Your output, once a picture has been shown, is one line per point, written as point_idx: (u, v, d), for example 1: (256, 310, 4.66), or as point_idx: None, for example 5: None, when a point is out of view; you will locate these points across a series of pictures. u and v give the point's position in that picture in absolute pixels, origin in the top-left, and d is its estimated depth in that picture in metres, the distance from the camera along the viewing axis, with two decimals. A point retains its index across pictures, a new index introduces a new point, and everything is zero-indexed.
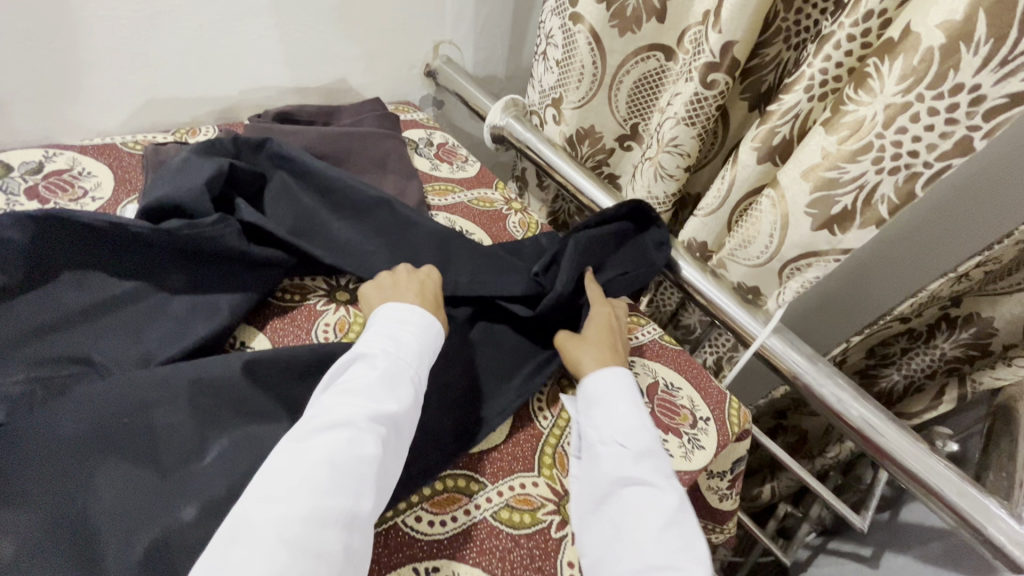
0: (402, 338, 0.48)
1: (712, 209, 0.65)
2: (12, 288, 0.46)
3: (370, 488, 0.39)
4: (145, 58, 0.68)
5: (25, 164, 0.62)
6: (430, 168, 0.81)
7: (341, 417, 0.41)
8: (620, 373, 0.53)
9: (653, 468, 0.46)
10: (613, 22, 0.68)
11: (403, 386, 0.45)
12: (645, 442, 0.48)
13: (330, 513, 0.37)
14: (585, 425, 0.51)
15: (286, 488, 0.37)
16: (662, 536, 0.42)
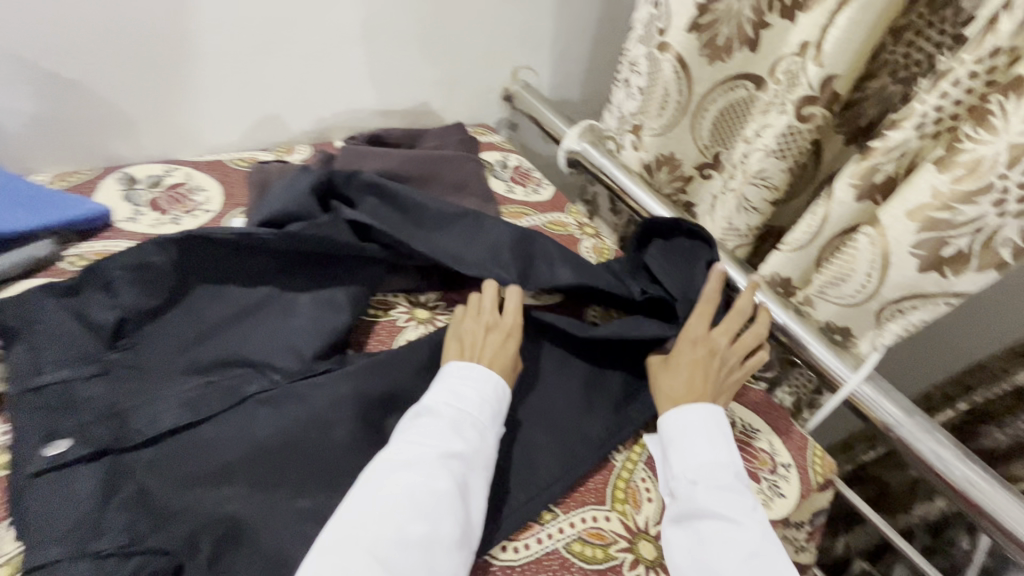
0: (464, 388, 0.48)
1: (800, 245, 0.62)
2: (160, 303, 0.51)
3: (449, 520, 0.41)
4: (256, 83, 0.74)
5: (149, 178, 0.68)
6: (506, 190, 0.83)
7: (419, 455, 0.43)
8: (702, 407, 0.52)
9: (733, 502, 0.46)
10: (701, 51, 0.67)
11: (472, 425, 0.46)
12: (727, 478, 0.47)
13: (410, 544, 0.39)
14: (666, 457, 0.51)
15: (371, 516, 0.40)
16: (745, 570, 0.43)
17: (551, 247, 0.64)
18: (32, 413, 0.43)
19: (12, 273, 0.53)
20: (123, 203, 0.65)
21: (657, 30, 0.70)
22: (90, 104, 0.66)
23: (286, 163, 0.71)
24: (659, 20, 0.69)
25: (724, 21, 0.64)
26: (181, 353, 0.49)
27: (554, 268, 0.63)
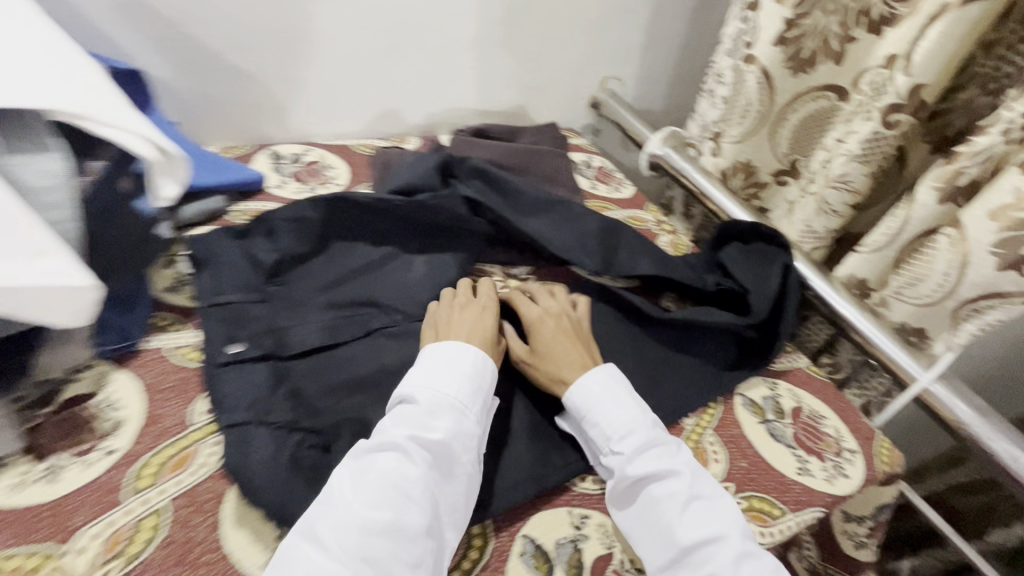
0: (443, 372, 0.48)
1: (879, 246, 0.65)
2: (309, 249, 0.61)
3: (419, 504, 0.41)
4: (382, 81, 0.85)
5: (291, 155, 0.80)
6: (589, 186, 0.90)
7: (389, 440, 0.43)
8: (602, 369, 0.53)
9: (658, 456, 0.48)
10: (789, 63, 0.72)
11: (450, 411, 0.46)
12: (647, 435, 0.48)
13: (379, 525, 0.39)
14: (586, 433, 0.51)
15: (340, 503, 0.40)
16: (690, 516, 0.45)
17: (635, 235, 0.70)
18: (216, 323, 0.53)
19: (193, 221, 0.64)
20: (271, 173, 0.76)
21: (745, 43, 0.75)
22: (250, 93, 0.79)
23: (403, 150, 0.82)
24: (747, 34, 0.74)
25: (810, 35, 0.69)
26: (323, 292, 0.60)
27: (637, 249, 0.69)
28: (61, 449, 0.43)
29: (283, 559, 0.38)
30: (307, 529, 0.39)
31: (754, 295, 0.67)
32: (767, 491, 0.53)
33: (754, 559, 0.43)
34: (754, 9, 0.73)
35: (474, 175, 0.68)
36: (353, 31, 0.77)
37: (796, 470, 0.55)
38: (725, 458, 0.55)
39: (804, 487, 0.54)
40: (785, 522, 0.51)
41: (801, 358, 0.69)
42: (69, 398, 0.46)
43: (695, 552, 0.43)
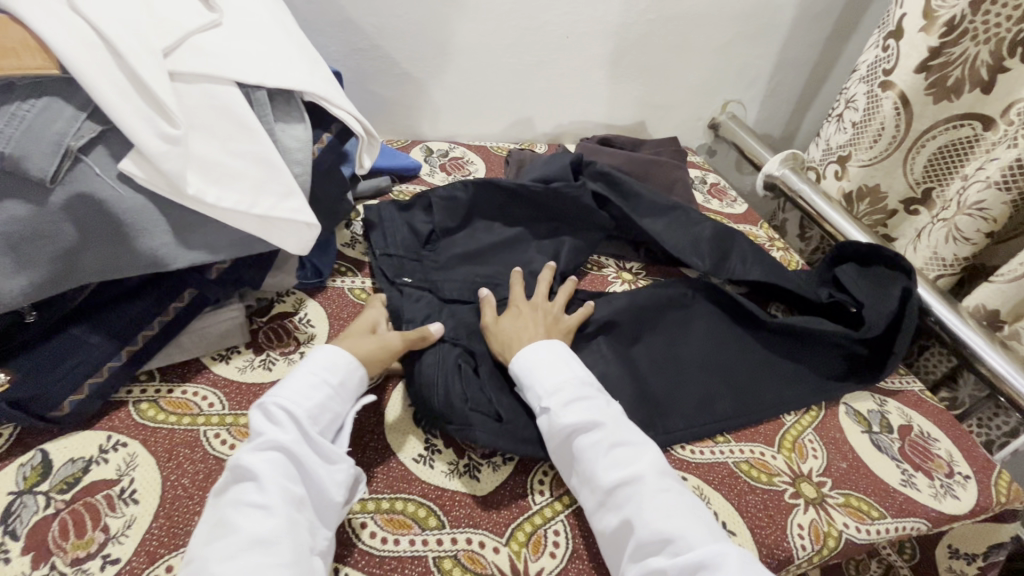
0: (277, 380, 0.47)
1: (1015, 275, 0.64)
2: (454, 226, 0.70)
3: (277, 508, 0.38)
4: (522, 93, 0.97)
5: (440, 150, 0.93)
6: (703, 201, 0.95)
7: (231, 471, 0.41)
8: (540, 338, 0.54)
9: (583, 409, 0.48)
10: (928, 90, 0.72)
11: (290, 418, 0.44)
12: (574, 390, 0.49)
13: (233, 545, 0.36)
14: (525, 395, 0.52)
15: (196, 550, 0.37)
16: (614, 461, 0.45)
17: (749, 244, 0.74)
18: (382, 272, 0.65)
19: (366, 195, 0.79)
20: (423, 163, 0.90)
21: (883, 70, 0.76)
22: (415, 97, 0.94)
23: (535, 153, 0.92)
24: (885, 62, 0.76)
25: (957, 64, 0.69)
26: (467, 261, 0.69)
27: (749, 257, 0.73)
28: (272, 348, 0.56)
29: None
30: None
31: (871, 311, 0.67)
32: (867, 493, 0.54)
33: (672, 495, 0.43)
34: (895, 37, 0.74)
35: (602, 178, 0.76)
36: (507, 49, 0.90)
37: (900, 481, 0.56)
38: (824, 456, 0.57)
39: (907, 497, 0.54)
40: (883, 524, 0.52)
41: (915, 382, 0.68)
42: (278, 313, 0.60)
43: (617, 493, 0.44)
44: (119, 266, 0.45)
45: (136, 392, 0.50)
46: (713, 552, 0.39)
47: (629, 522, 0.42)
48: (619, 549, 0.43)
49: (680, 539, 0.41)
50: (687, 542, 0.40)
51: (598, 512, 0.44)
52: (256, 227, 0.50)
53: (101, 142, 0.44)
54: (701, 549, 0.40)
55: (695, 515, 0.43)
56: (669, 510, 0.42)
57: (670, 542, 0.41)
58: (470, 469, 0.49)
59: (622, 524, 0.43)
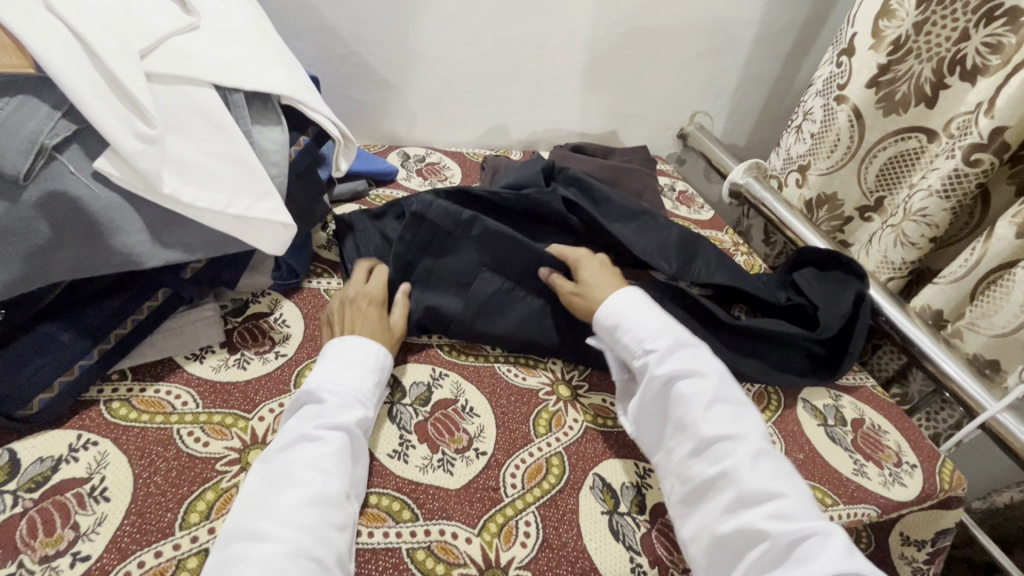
0: (341, 358, 0.50)
1: (955, 277, 0.69)
2: None
3: (339, 473, 0.43)
4: (497, 101, 0.99)
5: (417, 156, 0.95)
6: (672, 207, 0.99)
7: (295, 434, 0.44)
8: (633, 291, 0.58)
9: (685, 359, 0.52)
10: (878, 104, 0.78)
11: (352, 399, 0.48)
12: (677, 341, 0.54)
13: (304, 499, 0.40)
14: (618, 343, 0.56)
15: (264, 499, 0.40)
16: (715, 415, 0.49)
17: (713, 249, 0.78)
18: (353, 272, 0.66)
19: (342, 198, 0.80)
20: (400, 168, 0.91)
21: (837, 85, 0.81)
22: (391, 102, 0.95)
23: (509, 159, 0.94)
24: (839, 77, 0.81)
25: (904, 80, 0.74)
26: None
27: (715, 261, 0.76)
28: (247, 347, 0.56)
29: (223, 562, 0.37)
30: (242, 530, 0.39)
31: (827, 314, 0.70)
32: (822, 481, 0.57)
33: (770, 458, 0.46)
34: (847, 54, 0.80)
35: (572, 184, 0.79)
36: (483, 58, 0.92)
37: (852, 470, 0.59)
38: (782, 448, 0.60)
39: (858, 485, 0.58)
40: (837, 510, 0.55)
41: (868, 378, 0.72)
42: (253, 313, 0.60)
43: (718, 444, 0.47)
44: (93, 265, 0.45)
45: (108, 391, 0.49)
46: (814, 523, 0.42)
47: (727, 471, 0.45)
48: (708, 495, 0.46)
49: (780, 498, 0.44)
50: (784, 499, 0.44)
51: (689, 459, 0.48)
52: (231, 226, 0.51)
53: (76, 142, 0.44)
54: (802, 515, 0.43)
55: (791, 481, 0.46)
56: (769, 472, 0.46)
57: (773, 503, 0.43)
58: (443, 464, 0.50)
59: (720, 474, 0.46)
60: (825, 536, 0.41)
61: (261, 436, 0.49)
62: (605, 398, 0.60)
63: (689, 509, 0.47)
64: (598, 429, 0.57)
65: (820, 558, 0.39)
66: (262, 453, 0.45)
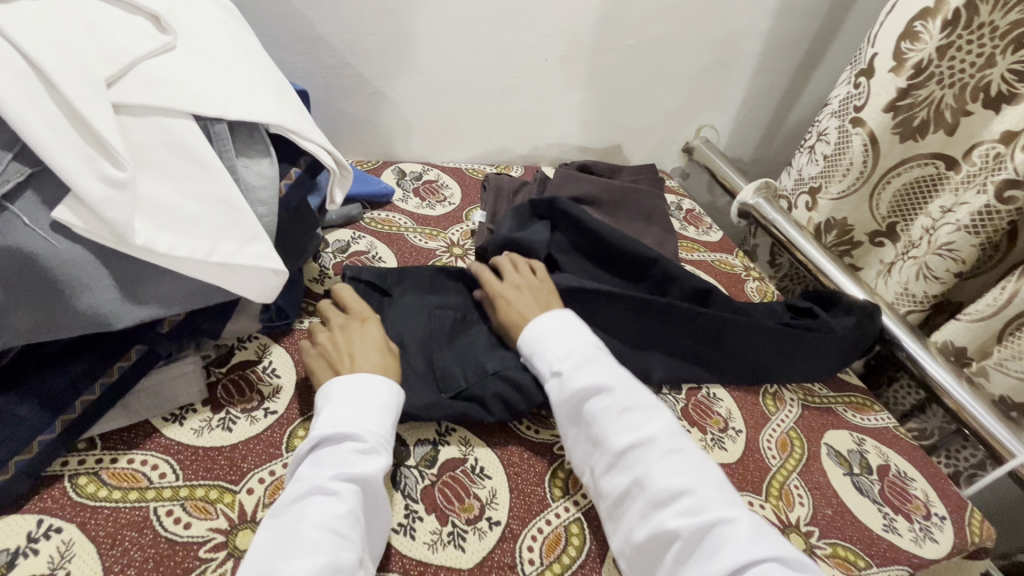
0: (357, 403, 0.46)
1: (983, 315, 0.66)
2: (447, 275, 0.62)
3: (352, 539, 0.39)
4: (499, 115, 0.94)
5: (413, 173, 0.89)
6: (679, 227, 0.95)
7: (309, 488, 0.41)
8: (560, 314, 0.57)
9: (593, 373, 0.52)
10: (894, 130, 0.74)
11: (369, 450, 0.44)
12: (584, 355, 0.53)
13: (315, 571, 0.36)
14: (532, 366, 0.55)
15: (270, 566, 0.37)
16: (623, 423, 0.48)
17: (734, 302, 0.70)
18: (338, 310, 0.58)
19: (334, 223, 0.74)
20: (396, 187, 0.86)
21: (854, 107, 0.77)
22: (386, 116, 0.89)
23: (512, 178, 0.90)
24: (857, 98, 0.77)
25: (923, 105, 0.71)
26: (425, 295, 0.64)
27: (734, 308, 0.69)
28: (232, 404, 0.51)
29: None
30: None
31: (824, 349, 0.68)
32: (853, 541, 0.54)
33: (681, 455, 0.46)
34: (865, 75, 0.75)
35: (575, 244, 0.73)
36: (484, 70, 0.86)
37: (882, 526, 0.56)
38: (810, 503, 0.56)
39: (890, 544, 0.55)
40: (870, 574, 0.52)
41: (889, 418, 0.69)
42: (239, 361, 0.54)
43: (630, 452, 0.47)
44: (54, 326, 0.39)
45: (74, 464, 0.44)
46: (721, 509, 0.43)
47: (637, 480, 0.46)
48: (626, 505, 0.46)
49: (690, 492, 0.44)
50: (694, 494, 0.44)
51: (606, 473, 0.48)
52: (216, 274, 0.45)
53: (31, 187, 0.38)
54: (711, 504, 0.44)
55: (702, 471, 0.46)
56: (679, 468, 0.46)
57: (682, 498, 0.44)
58: (454, 538, 0.46)
59: (631, 483, 0.46)
60: (732, 524, 0.42)
61: (250, 513, 0.44)
62: None
63: (611, 521, 0.47)
64: None
65: (727, 547, 0.40)
66: (269, 508, 0.41)
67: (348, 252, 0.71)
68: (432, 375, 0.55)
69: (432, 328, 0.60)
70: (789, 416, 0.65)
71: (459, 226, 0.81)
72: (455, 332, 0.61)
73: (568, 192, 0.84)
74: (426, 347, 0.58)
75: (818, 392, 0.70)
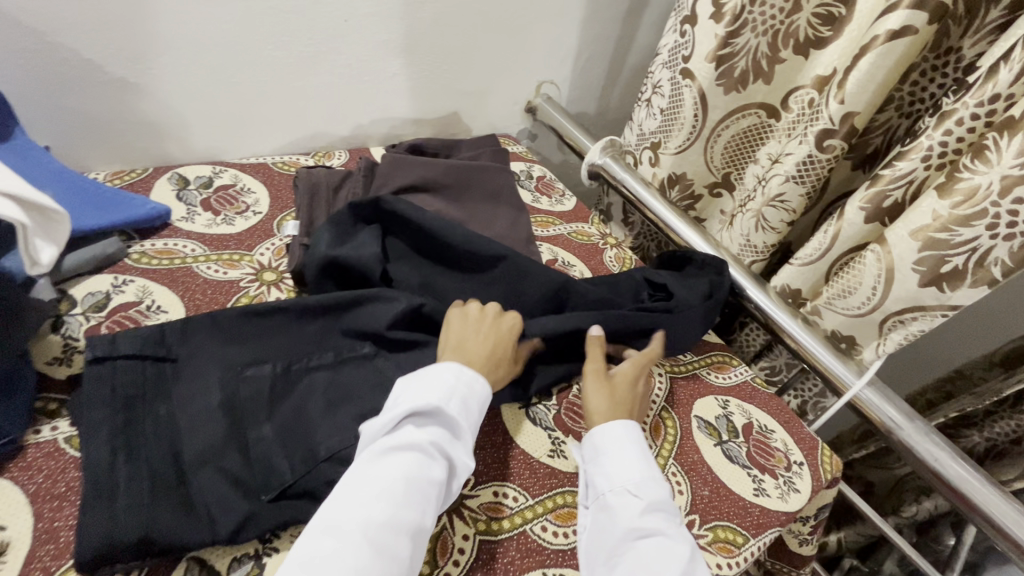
0: (469, 392, 0.47)
1: (811, 260, 0.68)
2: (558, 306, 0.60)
3: (432, 504, 0.41)
4: (302, 93, 0.77)
5: (199, 179, 0.71)
6: (532, 200, 0.88)
7: (411, 440, 0.43)
8: (634, 429, 0.52)
9: (662, 524, 0.45)
10: (718, 81, 0.71)
11: (463, 433, 0.45)
12: (660, 501, 0.47)
13: (400, 524, 0.39)
14: (593, 476, 0.49)
15: (362, 498, 0.39)
16: None
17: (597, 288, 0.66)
18: (100, 408, 0.43)
19: (81, 269, 0.56)
20: (177, 203, 0.67)
21: (681, 57, 0.74)
22: (144, 106, 0.68)
23: (330, 169, 0.75)
24: (683, 47, 0.73)
25: (741, 54, 0.69)
26: (225, 348, 0.49)
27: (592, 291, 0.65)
28: None
29: (309, 554, 0.36)
30: (332, 523, 0.38)
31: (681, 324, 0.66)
32: (730, 517, 0.55)
33: None
34: (690, 23, 0.71)
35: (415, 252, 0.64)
36: (266, 39, 0.69)
37: (752, 491, 0.57)
38: (688, 488, 0.56)
39: (761, 508, 0.56)
40: (748, 549, 0.53)
41: (747, 369, 0.72)
42: None
43: None
44: None
45: None
46: None
47: None
48: None
49: None
50: None
51: None
52: None
53: None
54: None
55: None
56: None
57: None
58: None
59: None
60: None
61: None
62: (494, 490, 0.50)
63: None
64: (495, 540, 0.47)
65: None
66: (367, 436, 0.44)
67: (109, 308, 0.54)
68: (248, 470, 0.43)
69: (241, 398, 0.46)
70: (659, 395, 0.64)
71: (269, 242, 0.66)
72: (276, 395, 0.47)
73: (399, 181, 0.72)
74: (234, 427, 0.45)
75: (682, 359, 0.69)
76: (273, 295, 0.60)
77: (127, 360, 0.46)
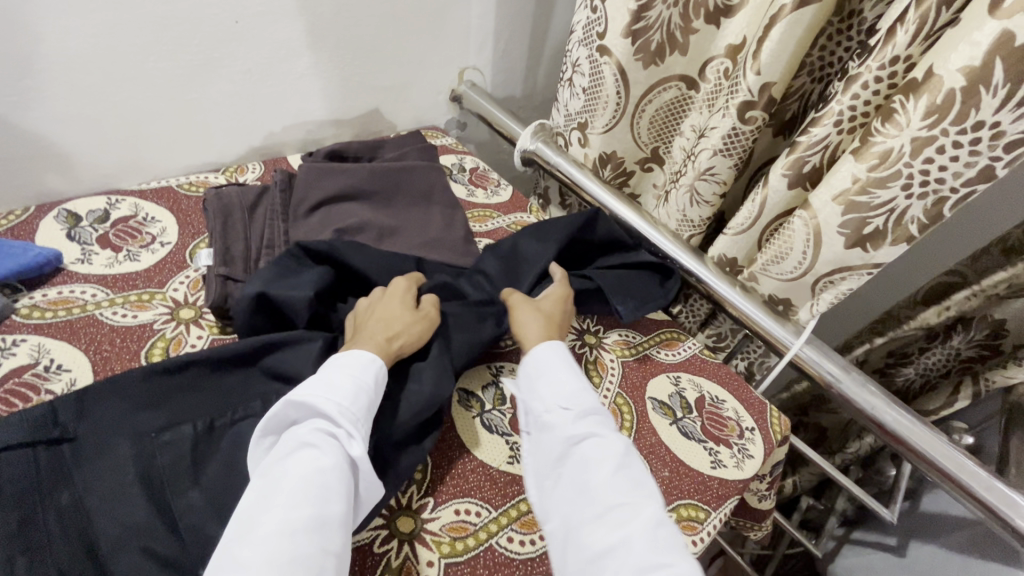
0: (338, 381, 0.45)
1: (744, 228, 0.69)
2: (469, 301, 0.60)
3: (335, 492, 0.39)
4: (196, 105, 0.70)
5: (91, 212, 0.64)
6: (466, 195, 0.85)
7: (295, 444, 0.41)
8: (559, 346, 0.54)
9: (594, 426, 0.48)
10: (636, 56, 0.70)
11: (342, 414, 0.43)
12: (590, 406, 0.49)
13: (295, 523, 0.36)
14: (528, 397, 0.52)
15: (252, 516, 0.37)
16: (616, 481, 0.43)
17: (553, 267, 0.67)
18: None
19: None
20: (68, 244, 0.60)
21: (597, 34, 0.72)
22: (8, 140, 0.60)
23: (242, 185, 0.69)
24: (598, 24, 0.71)
25: (656, 28, 0.67)
26: (135, 415, 0.45)
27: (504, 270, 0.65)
28: None
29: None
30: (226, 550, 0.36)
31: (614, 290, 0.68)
32: (692, 494, 0.56)
33: (666, 525, 0.41)
34: None
35: (342, 268, 0.60)
36: (146, 49, 0.62)
37: (710, 464, 0.59)
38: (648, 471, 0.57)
39: (720, 480, 0.58)
40: (710, 523, 0.55)
41: (695, 343, 0.73)
42: None
43: (616, 509, 0.42)
44: None
45: None
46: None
47: (624, 541, 0.40)
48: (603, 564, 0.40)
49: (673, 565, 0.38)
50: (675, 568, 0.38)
51: (588, 524, 0.42)
52: None
53: None
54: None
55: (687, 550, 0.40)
56: (662, 539, 0.40)
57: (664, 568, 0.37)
58: None
59: (613, 538, 0.40)
60: None
61: None
62: (456, 509, 0.49)
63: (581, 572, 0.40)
64: (460, 560, 0.46)
65: None
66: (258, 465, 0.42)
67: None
68: (179, 547, 0.40)
69: (159, 467, 0.43)
70: (613, 383, 0.64)
71: (183, 275, 0.61)
72: (199, 456, 0.44)
73: (321, 194, 0.67)
74: (156, 500, 0.41)
75: (632, 342, 0.70)
76: (192, 334, 0.55)
77: (9, 452, 0.41)
